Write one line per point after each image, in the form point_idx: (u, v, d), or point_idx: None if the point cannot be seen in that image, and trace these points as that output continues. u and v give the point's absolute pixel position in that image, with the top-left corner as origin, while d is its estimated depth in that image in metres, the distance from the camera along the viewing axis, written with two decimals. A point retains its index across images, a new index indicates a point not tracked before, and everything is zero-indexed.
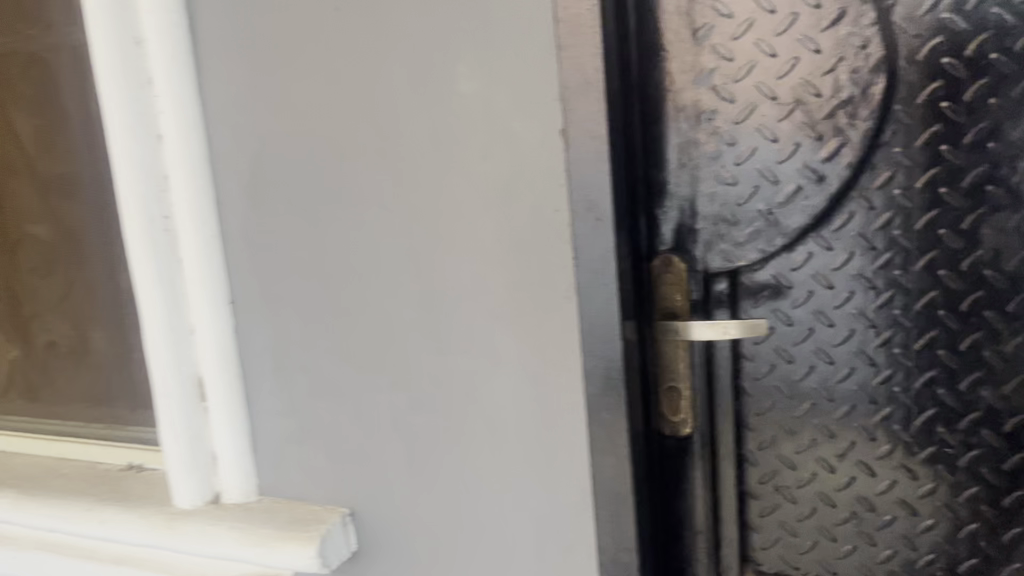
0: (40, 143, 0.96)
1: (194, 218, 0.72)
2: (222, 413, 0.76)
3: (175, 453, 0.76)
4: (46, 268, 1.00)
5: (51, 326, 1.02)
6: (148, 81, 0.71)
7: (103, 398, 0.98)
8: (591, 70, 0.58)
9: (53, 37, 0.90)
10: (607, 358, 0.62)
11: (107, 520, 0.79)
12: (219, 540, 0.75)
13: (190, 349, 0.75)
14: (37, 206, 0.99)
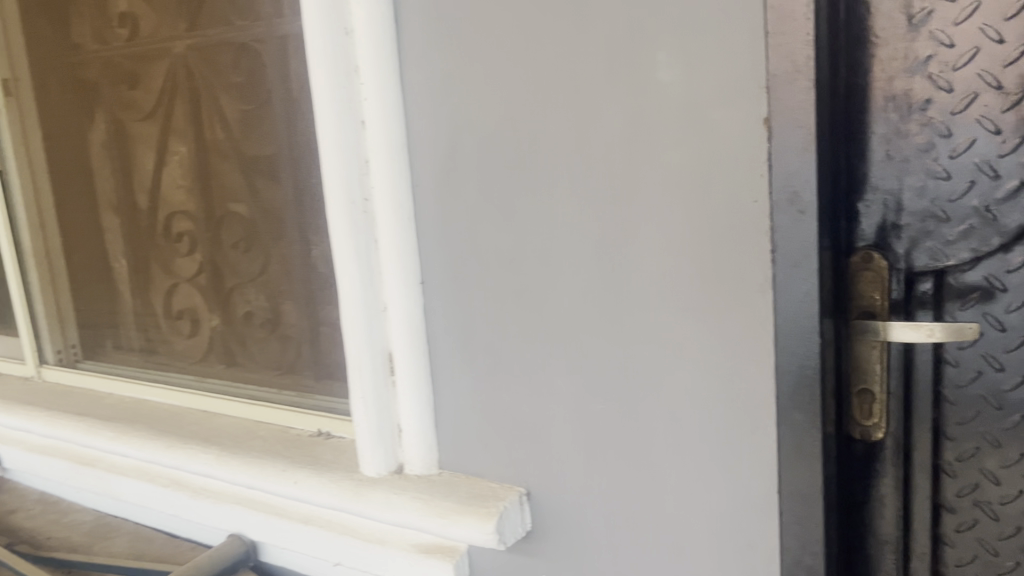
0: (245, 128, 1.03)
1: (393, 201, 0.75)
2: (410, 388, 0.79)
3: (366, 423, 0.80)
4: (247, 244, 1.09)
5: (250, 297, 1.10)
6: (356, 69, 0.74)
7: (293, 367, 1.05)
8: (801, 58, 0.56)
9: (263, 28, 0.97)
10: (801, 356, 0.60)
11: (299, 481, 0.85)
12: (401, 509, 0.78)
13: (382, 326, 0.79)
14: (242, 187, 1.07)
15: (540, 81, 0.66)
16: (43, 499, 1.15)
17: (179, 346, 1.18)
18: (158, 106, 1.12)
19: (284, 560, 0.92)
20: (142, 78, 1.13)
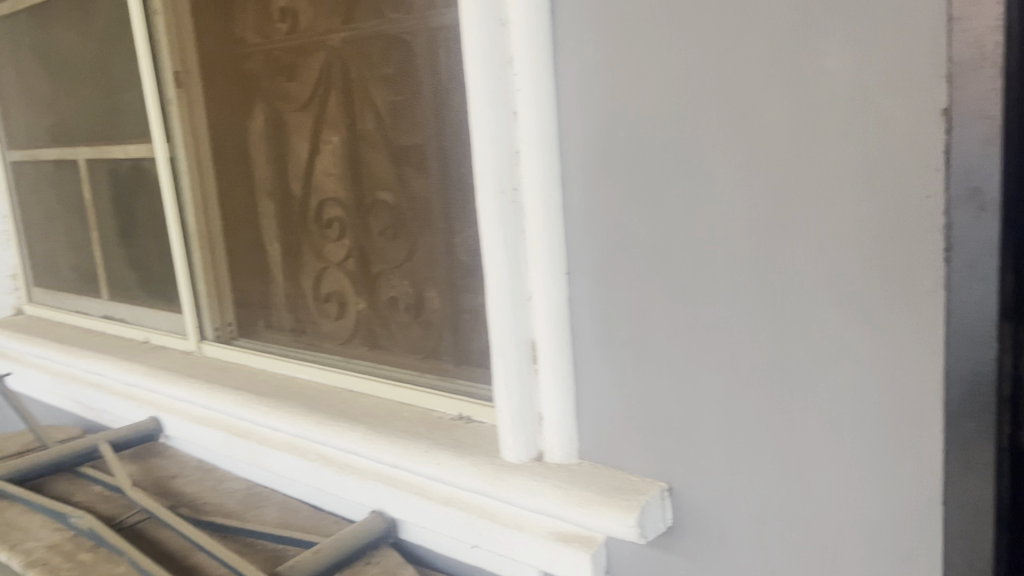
0: (395, 117, 1.06)
1: (542, 190, 0.75)
2: (552, 377, 0.79)
3: (507, 410, 0.82)
4: (393, 230, 1.12)
5: (393, 283, 1.14)
6: (510, 60, 0.75)
7: (433, 352, 1.07)
8: (987, 46, 0.54)
9: (415, 20, 0.99)
10: (973, 361, 0.58)
11: (442, 463, 0.87)
12: (541, 496, 0.79)
13: (527, 315, 0.80)
14: (389, 175, 1.10)
15: (699, 69, 0.65)
16: (200, 466, 1.22)
17: (326, 328, 1.24)
18: (313, 97, 1.17)
19: (422, 540, 0.95)
20: (299, 70, 1.18)
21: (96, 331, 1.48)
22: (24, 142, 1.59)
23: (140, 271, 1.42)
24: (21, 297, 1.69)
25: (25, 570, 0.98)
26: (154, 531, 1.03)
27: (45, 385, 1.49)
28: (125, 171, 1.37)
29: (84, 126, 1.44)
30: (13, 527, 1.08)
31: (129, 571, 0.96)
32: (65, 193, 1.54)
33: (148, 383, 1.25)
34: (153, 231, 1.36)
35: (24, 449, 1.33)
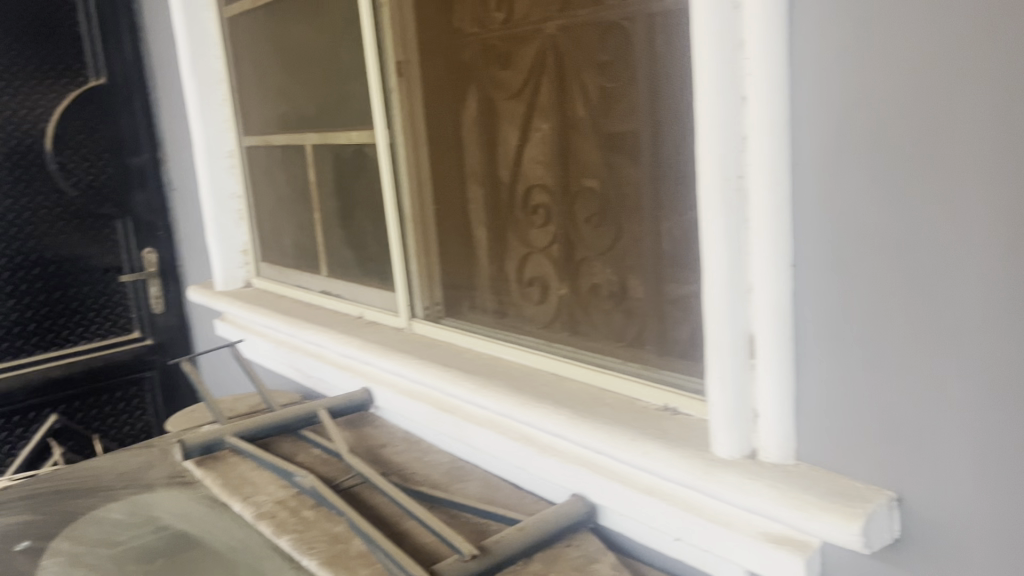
0: (607, 105, 1.06)
1: (770, 178, 0.72)
2: (770, 373, 0.76)
3: (723, 404, 0.79)
4: (599, 218, 1.14)
5: (596, 271, 1.17)
6: (741, 43, 0.72)
7: (638, 340, 1.06)
8: None
9: (633, 7, 0.98)
10: None
11: (649, 453, 0.86)
12: (755, 494, 0.76)
13: (745, 307, 0.77)
14: (598, 162, 1.10)
15: (959, 49, 0.60)
16: (407, 437, 1.28)
17: (528, 311, 1.25)
18: (526, 86, 1.21)
19: (625, 529, 0.94)
20: (513, 58, 1.23)
21: (316, 305, 1.58)
22: (258, 128, 1.73)
23: (357, 251, 1.51)
24: (251, 272, 1.82)
25: (257, 521, 1.08)
26: (368, 496, 1.10)
27: (271, 351, 1.62)
28: (348, 156, 1.46)
29: (313, 113, 1.54)
30: (246, 481, 1.19)
31: (347, 531, 1.02)
32: (293, 175, 1.66)
33: (363, 355, 1.33)
34: (371, 213, 1.44)
35: (254, 411, 1.46)
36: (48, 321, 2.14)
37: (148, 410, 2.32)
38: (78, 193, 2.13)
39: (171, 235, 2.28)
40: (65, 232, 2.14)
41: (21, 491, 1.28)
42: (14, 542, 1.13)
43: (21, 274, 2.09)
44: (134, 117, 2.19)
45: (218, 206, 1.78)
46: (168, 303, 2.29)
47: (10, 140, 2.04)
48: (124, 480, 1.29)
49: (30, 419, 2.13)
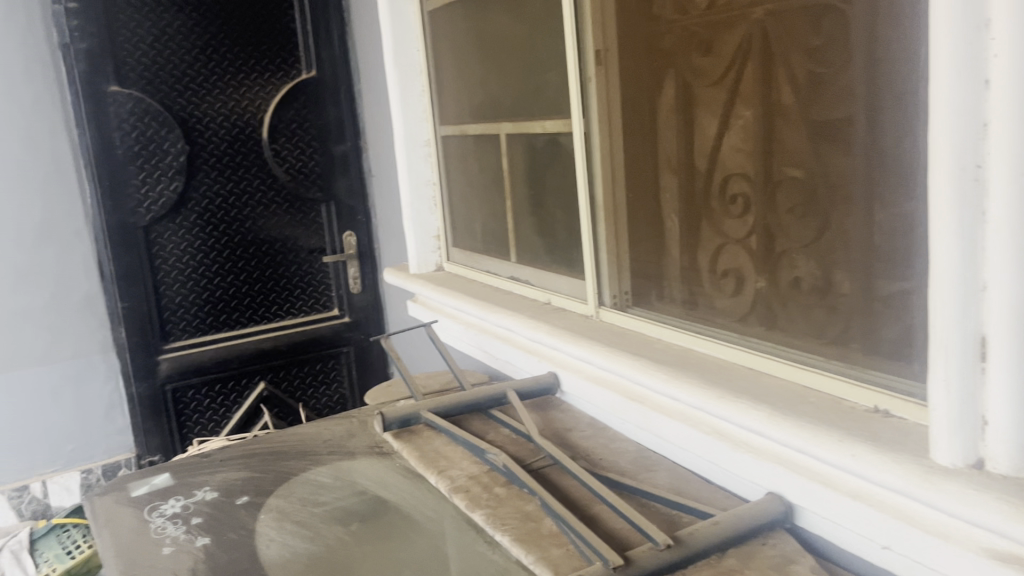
0: (817, 91, 1.03)
1: (1016, 170, 0.66)
2: (1005, 378, 0.70)
3: (947, 409, 0.75)
4: (804, 209, 1.08)
5: (798, 264, 1.10)
6: (986, 22, 0.67)
7: (842, 338, 1.01)
8: None
9: None
10: None
11: (858, 455, 0.82)
12: (981, 507, 0.70)
13: (978, 306, 0.72)
14: (806, 150, 1.06)
15: None
16: (594, 423, 1.29)
17: (721, 303, 1.21)
18: (728, 71, 1.17)
19: (824, 532, 0.91)
20: (716, 44, 1.18)
21: (504, 290, 1.63)
22: (453, 118, 1.79)
23: (546, 238, 1.53)
24: (442, 256, 1.89)
25: (452, 494, 1.14)
26: (557, 477, 1.12)
27: (460, 332, 1.68)
28: (541, 144, 1.49)
29: (508, 103, 1.58)
30: (440, 455, 1.25)
31: (538, 510, 1.05)
32: (485, 163, 1.71)
33: (552, 340, 1.35)
34: (562, 201, 1.46)
35: (445, 389, 1.52)
36: (260, 295, 2.45)
37: (343, 381, 2.61)
38: (289, 178, 2.42)
39: (369, 220, 2.52)
40: (276, 215, 2.43)
41: (240, 450, 1.40)
42: (236, 496, 1.24)
43: (239, 252, 2.41)
44: (339, 108, 2.43)
45: (415, 193, 1.88)
46: (365, 283, 2.54)
47: (234, 130, 2.35)
48: (329, 446, 1.38)
49: (243, 386, 2.47)
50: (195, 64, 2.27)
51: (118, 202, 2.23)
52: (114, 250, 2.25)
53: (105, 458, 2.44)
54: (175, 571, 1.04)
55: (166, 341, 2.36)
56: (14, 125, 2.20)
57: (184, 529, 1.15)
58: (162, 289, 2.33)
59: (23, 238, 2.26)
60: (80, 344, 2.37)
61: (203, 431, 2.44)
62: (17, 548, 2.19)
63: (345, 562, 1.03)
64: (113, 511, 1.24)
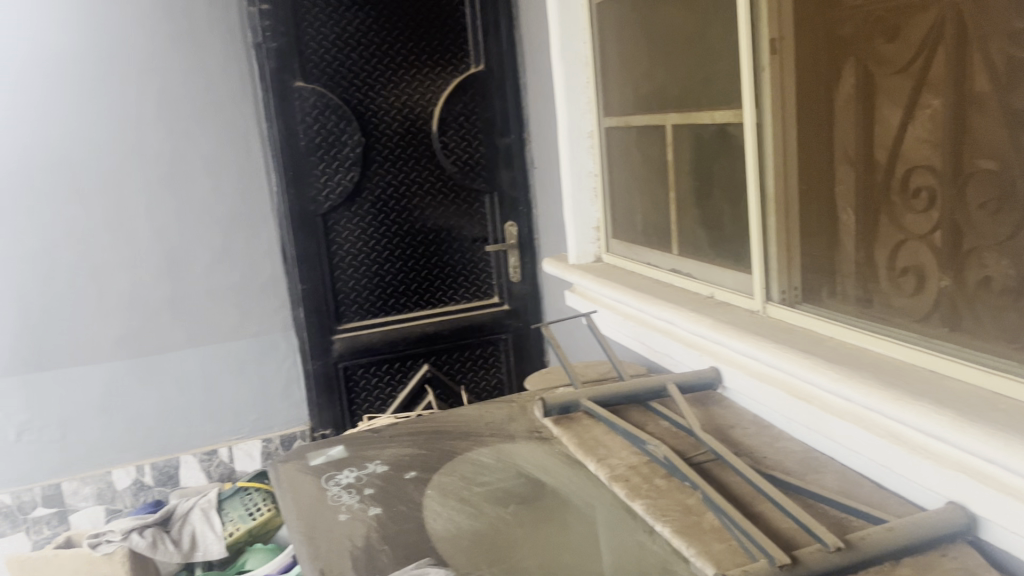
0: (1013, 79, 0.97)
1: None
2: None
3: None
4: (996, 205, 1.02)
5: (987, 263, 1.04)
6: None
7: None
8: None
9: None
10: None
11: None
12: None
13: None
14: (1002, 139, 1.00)
15: None
16: (756, 420, 1.27)
17: (899, 302, 1.15)
18: (917, 58, 1.10)
19: (1010, 547, 0.86)
20: (904, 29, 1.12)
21: (664, 282, 1.61)
22: (617, 109, 1.79)
23: (711, 231, 1.51)
24: (601, 247, 1.89)
25: (611, 483, 1.15)
26: (719, 473, 1.11)
27: (618, 324, 1.68)
28: (709, 136, 1.47)
29: (676, 93, 1.57)
30: (600, 444, 1.26)
31: (699, 504, 1.05)
32: (650, 155, 1.70)
33: (715, 335, 1.32)
34: (729, 193, 1.43)
35: (604, 380, 1.53)
36: (425, 281, 2.57)
37: (501, 367, 2.70)
38: (456, 169, 2.52)
39: (530, 211, 2.62)
40: (442, 205, 2.54)
41: (407, 428, 1.47)
42: (405, 470, 1.31)
43: (408, 240, 2.53)
44: (505, 101, 2.53)
45: (577, 184, 1.89)
46: (524, 272, 2.63)
47: (406, 123, 2.47)
48: (490, 429, 1.42)
49: (408, 367, 2.59)
50: (372, 60, 2.39)
51: (301, 190, 2.39)
52: (297, 235, 2.41)
53: (283, 429, 2.62)
54: (351, 538, 1.11)
55: (340, 322, 2.50)
56: (212, 119, 2.39)
57: (358, 498, 1.23)
58: (337, 273, 2.48)
59: (218, 223, 2.45)
60: (265, 322, 2.55)
61: (370, 409, 2.58)
62: (207, 505, 2.39)
63: (508, 540, 1.06)
64: (294, 479, 1.33)
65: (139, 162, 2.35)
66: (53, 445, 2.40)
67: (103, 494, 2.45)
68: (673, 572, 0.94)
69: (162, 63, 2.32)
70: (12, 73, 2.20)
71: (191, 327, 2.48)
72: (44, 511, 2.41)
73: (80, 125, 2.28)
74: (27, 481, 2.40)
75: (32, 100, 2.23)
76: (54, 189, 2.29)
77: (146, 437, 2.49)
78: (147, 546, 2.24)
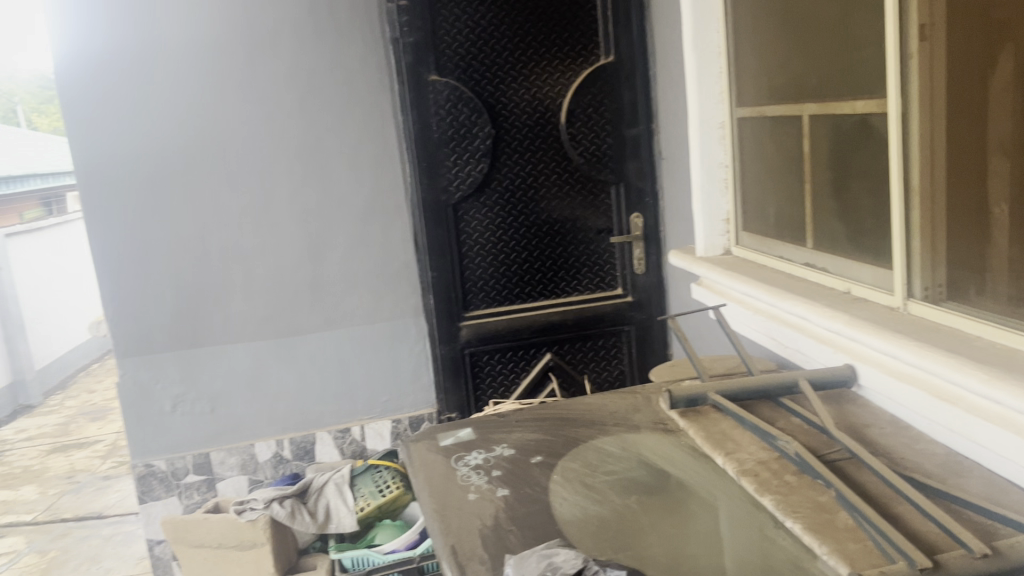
0: None
1: None
2: None
3: None
4: None
5: None
6: None
7: None
8: None
9: None
10: None
11: None
12: None
13: None
14: None
15: None
16: (894, 420, 1.23)
17: None
18: None
19: None
20: None
21: (797, 276, 1.57)
22: (751, 100, 1.76)
23: (850, 225, 1.46)
24: (730, 240, 1.86)
25: (740, 476, 1.14)
26: (854, 472, 1.08)
27: (747, 318, 1.65)
28: (849, 126, 1.42)
29: (814, 84, 1.53)
30: (728, 438, 1.25)
31: (832, 502, 1.03)
32: (784, 147, 1.66)
33: (851, 332, 1.29)
34: (871, 186, 1.39)
35: (732, 374, 1.51)
36: (550, 271, 2.60)
37: (624, 358, 2.70)
38: (584, 161, 2.54)
39: (656, 202, 2.61)
40: (569, 196, 2.56)
41: (533, 413, 1.50)
42: (531, 454, 1.33)
43: (534, 231, 2.57)
44: (634, 91, 2.53)
45: (707, 175, 1.87)
46: (649, 264, 2.63)
47: (535, 115, 2.50)
48: (615, 418, 1.43)
49: (531, 355, 2.64)
50: (504, 53, 2.44)
51: (433, 180, 2.47)
52: (428, 224, 2.50)
53: (412, 410, 2.71)
54: (481, 516, 1.15)
55: (467, 310, 2.57)
56: (350, 112, 2.49)
57: (486, 479, 1.27)
58: (465, 262, 2.55)
59: (355, 212, 2.55)
60: (397, 307, 2.64)
61: (494, 394, 2.65)
62: (340, 481, 2.51)
63: (635, 527, 1.07)
64: (426, 458, 1.39)
65: (283, 153, 2.48)
66: (204, 418, 2.59)
67: (247, 466, 2.62)
68: (803, 567, 0.93)
69: (305, 59, 2.44)
70: (174, 71, 2.38)
71: (328, 311, 2.60)
72: (194, 477, 2.60)
73: (232, 119, 2.43)
74: (180, 449, 2.59)
75: (190, 96, 2.40)
76: (207, 178, 2.45)
77: (286, 413, 2.63)
78: (286, 515, 2.39)
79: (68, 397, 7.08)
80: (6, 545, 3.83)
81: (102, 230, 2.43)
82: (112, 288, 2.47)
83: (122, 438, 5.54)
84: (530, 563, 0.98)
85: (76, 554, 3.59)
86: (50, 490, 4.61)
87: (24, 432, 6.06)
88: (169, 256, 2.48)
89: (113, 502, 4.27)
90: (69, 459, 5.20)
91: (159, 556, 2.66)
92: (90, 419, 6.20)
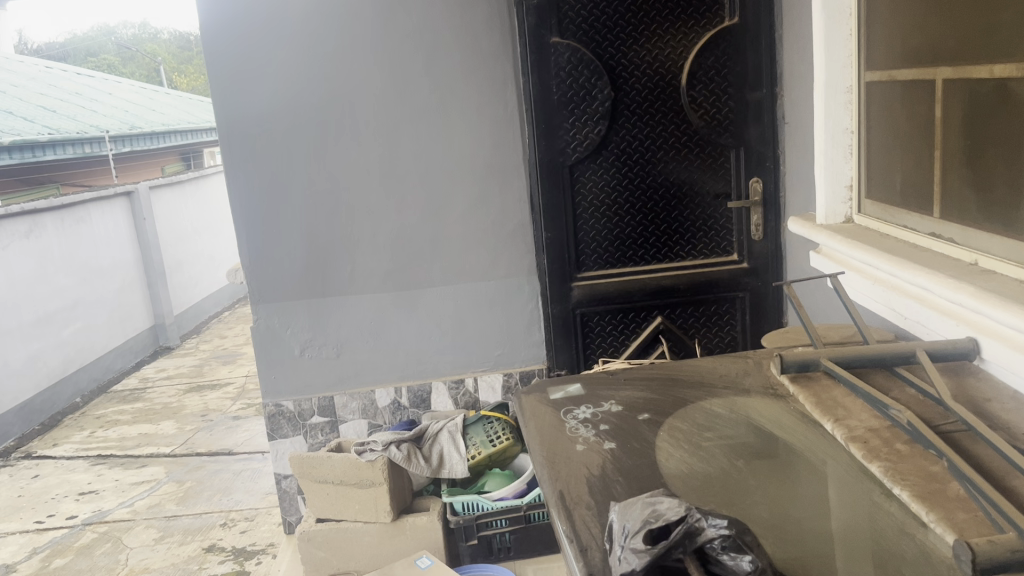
0: None
1: None
2: None
3: None
4: None
5: None
6: None
7: None
8: None
9: None
10: None
11: None
12: None
13: None
14: None
15: None
16: (1017, 396, 1.19)
17: None
18: None
19: None
20: None
21: (922, 246, 1.53)
22: (881, 62, 1.70)
23: (981, 194, 1.40)
24: (853, 207, 1.82)
25: (848, 444, 1.14)
26: (969, 444, 1.07)
27: (866, 288, 1.62)
28: (986, 91, 1.36)
29: (947, 47, 1.47)
30: (839, 405, 1.25)
31: (944, 473, 1.02)
32: (915, 111, 1.60)
33: (975, 304, 1.24)
34: (1008, 153, 1.34)
35: (846, 342, 1.50)
36: (664, 235, 2.61)
37: (736, 325, 2.69)
38: (703, 124, 2.53)
39: (778, 167, 2.57)
40: (687, 159, 2.56)
41: (642, 372, 1.53)
42: (639, 412, 1.37)
43: (649, 194, 2.57)
44: (758, 54, 2.50)
45: (831, 140, 1.83)
46: (767, 230, 2.60)
47: (655, 78, 2.50)
48: (725, 380, 1.45)
49: (642, 318, 2.67)
50: (627, 14, 2.45)
51: (551, 142, 2.53)
52: (545, 185, 2.56)
53: (523, 365, 2.79)
54: (588, 466, 1.20)
55: (579, 270, 2.63)
56: (473, 73, 2.55)
57: (594, 432, 1.31)
58: (579, 225, 2.59)
59: (476, 171, 2.62)
60: (513, 266, 2.70)
61: (604, 353, 2.71)
62: (453, 429, 2.64)
63: (742, 487, 1.09)
64: (537, 409, 1.45)
65: (410, 112, 2.56)
66: (329, 363, 2.75)
67: (367, 410, 2.78)
68: (911, 534, 0.94)
69: (433, 20, 2.50)
70: (308, 31, 2.49)
71: (447, 267, 2.69)
72: (319, 419, 2.78)
73: (362, 78, 2.53)
74: (307, 392, 2.77)
75: (322, 55, 2.51)
76: (337, 136, 2.57)
77: (405, 363, 2.76)
78: (403, 458, 2.53)
79: (202, 341, 7.57)
80: (149, 473, 4.17)
81: (240, 182, 2.58)
82: (249, 239, 2.63)
83: (250, 382, 5.91)
84: (635, 510, 0.99)
85: (210, 485, 3.88)
86: (186, 426, 4.97)
87: (164, 371, 6.53)
88: (302, 210, 2.61)
89: (242, 440, 4.57)
90: (202, 398, 5.59)
91: (286, 490, 2.86)
92: (222, 362, 6.62)
